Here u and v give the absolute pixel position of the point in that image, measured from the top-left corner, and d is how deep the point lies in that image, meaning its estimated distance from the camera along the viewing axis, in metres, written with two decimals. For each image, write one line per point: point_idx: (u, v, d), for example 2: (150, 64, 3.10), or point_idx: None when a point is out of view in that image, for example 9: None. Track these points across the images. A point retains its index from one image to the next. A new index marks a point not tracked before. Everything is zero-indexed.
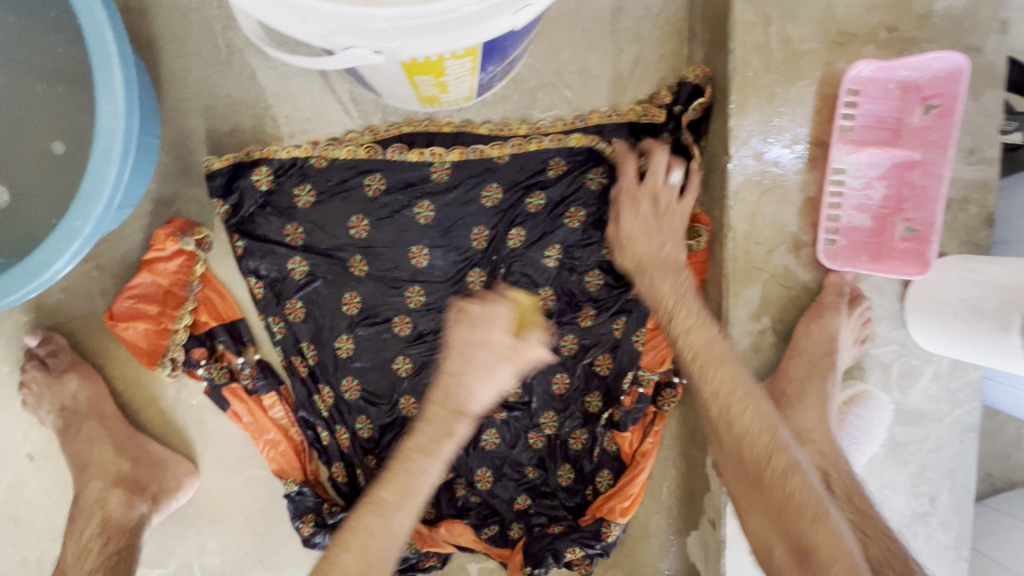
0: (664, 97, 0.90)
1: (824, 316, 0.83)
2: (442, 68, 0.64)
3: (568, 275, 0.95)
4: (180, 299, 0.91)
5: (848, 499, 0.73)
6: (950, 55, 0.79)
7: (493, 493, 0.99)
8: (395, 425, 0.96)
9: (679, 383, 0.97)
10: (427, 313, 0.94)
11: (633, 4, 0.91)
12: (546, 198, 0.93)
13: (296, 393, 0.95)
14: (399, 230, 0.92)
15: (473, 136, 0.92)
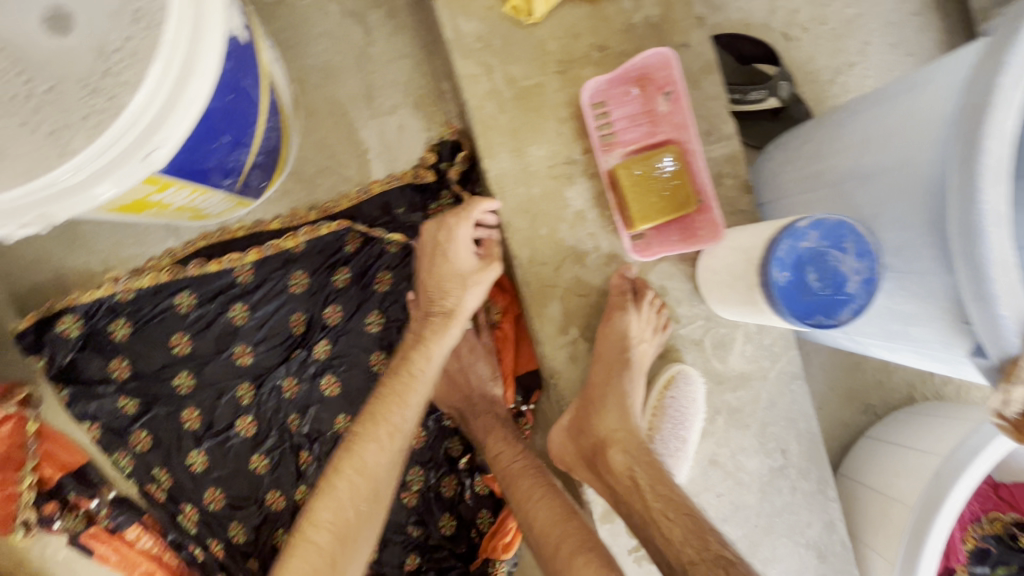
0: (429, 159, 0.98)
1: (615, 315, 0.87)
2: (156, 202, 0.71)
3: (394, 335, 1.00)
4: (18, 462, 0.91)
5: (655, 489, 0.74)
6: (655, 50, 0.87)
7: (381, 561, 1.00)
8: (267, 523, 0.98)
9: (528, 409, 1.00)
10: (263, 407, 0.98)
11: (382, 79, 0.99)
12: (351, 272, 0.98)
13: (159, 518, 0.96)
14: (220, 337, 0.97)
15: (267, 234, 0.98)
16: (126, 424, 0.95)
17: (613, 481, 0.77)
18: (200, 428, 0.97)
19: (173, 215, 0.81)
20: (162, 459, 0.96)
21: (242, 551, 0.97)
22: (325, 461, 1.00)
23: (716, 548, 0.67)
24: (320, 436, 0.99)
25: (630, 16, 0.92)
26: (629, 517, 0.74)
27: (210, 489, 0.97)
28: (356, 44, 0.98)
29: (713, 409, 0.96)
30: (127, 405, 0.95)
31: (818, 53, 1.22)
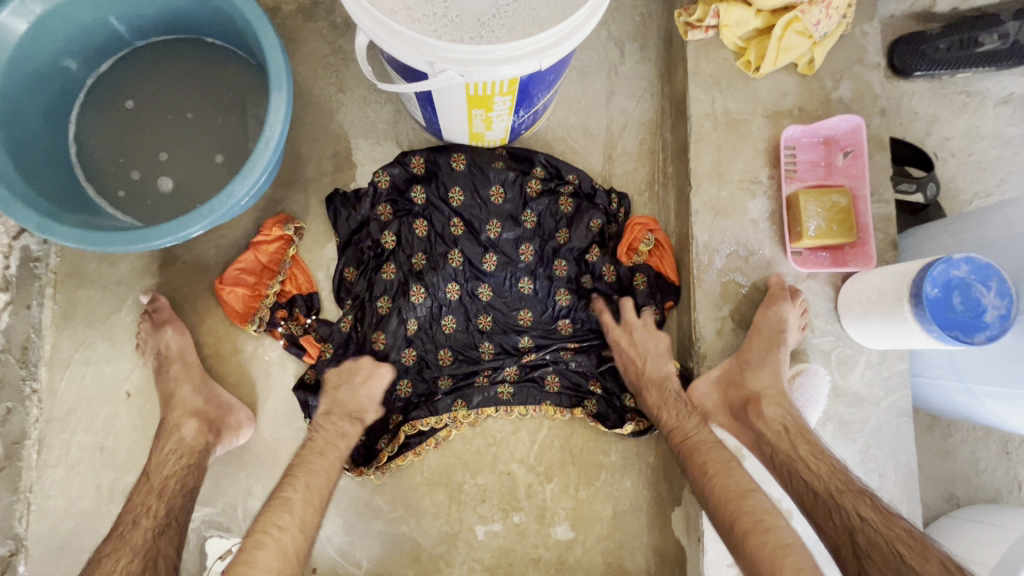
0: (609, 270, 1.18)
1: (774, 303, 1.05)
2: (491, 104, 0.98)
3: (541, 239, 1.19)
4: (273, 273, 1.18)
5: (802, 436, 0.92)
6: (849, 117, 1.13)
7: (527, 305, 1.18)
8: (434, 318, 1.17)
9: (672, 297, 1.18)
10: (460, 306, 1.17)
11: (621, 90, 1.30)
12: (534, 214, 1.19)
13: (386, 335, 1.15)
14: (436, 310, 1.17)
15: (453, 176, 1.18)
16: (370, 322, 1.16)
17: (764, 427, 0.94)
18: (414, 330, 1.16)
19: (467, 123, 1.07)
20: (412, 318, 1.16)
21: (349, 287, 1.18)
22: (493, 215, 1.18)
23: (857, 485, 0.84)
24: (508, 257, 1.18)
25: (829, 94, 1.20)
26: (773, 456, 0.91)
27: (416, 319, 1.16)
28: (611, 60, 1.30)
29: (827, 415, 1.10)
30: (381, 306, 1.16)
31: (960, 176, 1.46)
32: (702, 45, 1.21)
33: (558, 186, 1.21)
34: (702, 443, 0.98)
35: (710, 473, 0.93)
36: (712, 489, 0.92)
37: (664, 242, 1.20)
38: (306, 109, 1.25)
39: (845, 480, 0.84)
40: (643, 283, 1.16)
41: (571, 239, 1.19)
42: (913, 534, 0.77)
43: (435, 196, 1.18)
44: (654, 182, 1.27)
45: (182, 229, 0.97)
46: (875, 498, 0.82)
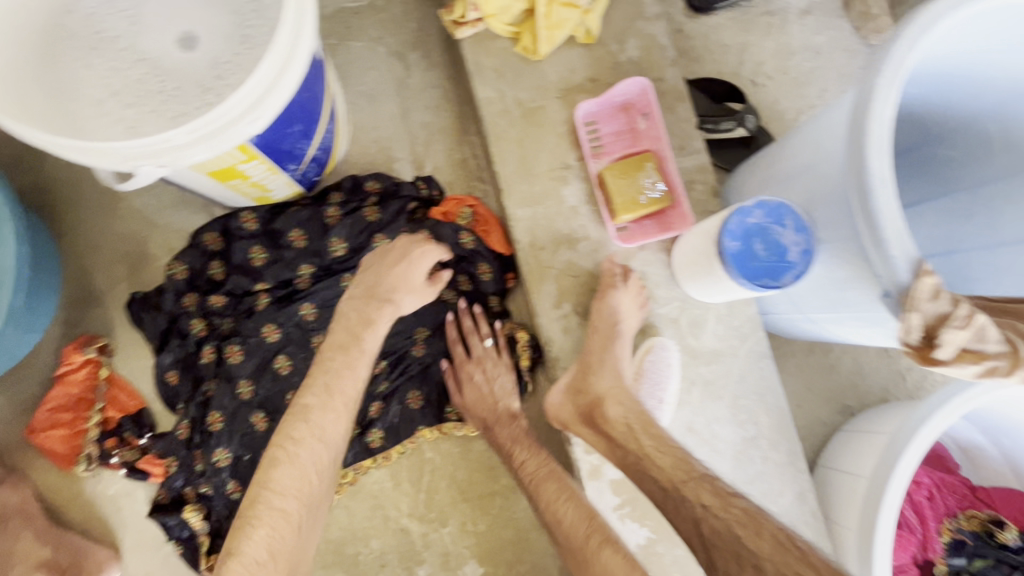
0: (424, 238, 1.12)
1: (606, 293, 1.03)
2: (240, 172, 0.89)
3: (357, 253, 1.12)
4: (90, 402, 1.08)
5: (647, 430, 0.89)
6: (635, 79, 1.11)
7: None
8: (274, 381, 1.12)
9: (512, 273, 1.16)
10: (301, 357, 1.14)
11: (416, 104, 1.23)
12: (344, 242, 1.11)
13: (224, 409, 1.09)
14: (275, 381, 1.12)
15: (243, 232, 1.11)
16: (206, 411, 1.08)
17: (610, 430, 0.91)
18: (253, 399, 1.11)
19: (239, 193, 0.99)
20: (247, 380, 1.11)
21: (176, 390, 1.10)
22: (300, 261, 1.11)
23: (700, 469, 0.83)
24: (333, 290, 1.13)
25: (617, 57, 1.16)
26: (626, 457, 0.88)
27: (247, 379, 1.11)
28: (397, 76, 1.23)
29: (690, 380, 1.09)
30: (209, 389, 1.09)
31: (783, 96, 1.46)
32: (476, 40, 1.14)
33: (359, 201, 1.13)
34: (554, 469, 1.01)
35: (559, 501, 0.97)
36: (559, 514, 0.96)
37: (485, 216, 1.16)
38: (81, 214, 1.14)
39: (688, 468, 0.83)
40: (469, 241, 1.13)
41: (391, 243, 1.13)
42: (749, 508, 0.77)
43: (233, 265, 1.11)
44: (474, 190, 1.21)
45: None
46: (716, 479, 0.81)
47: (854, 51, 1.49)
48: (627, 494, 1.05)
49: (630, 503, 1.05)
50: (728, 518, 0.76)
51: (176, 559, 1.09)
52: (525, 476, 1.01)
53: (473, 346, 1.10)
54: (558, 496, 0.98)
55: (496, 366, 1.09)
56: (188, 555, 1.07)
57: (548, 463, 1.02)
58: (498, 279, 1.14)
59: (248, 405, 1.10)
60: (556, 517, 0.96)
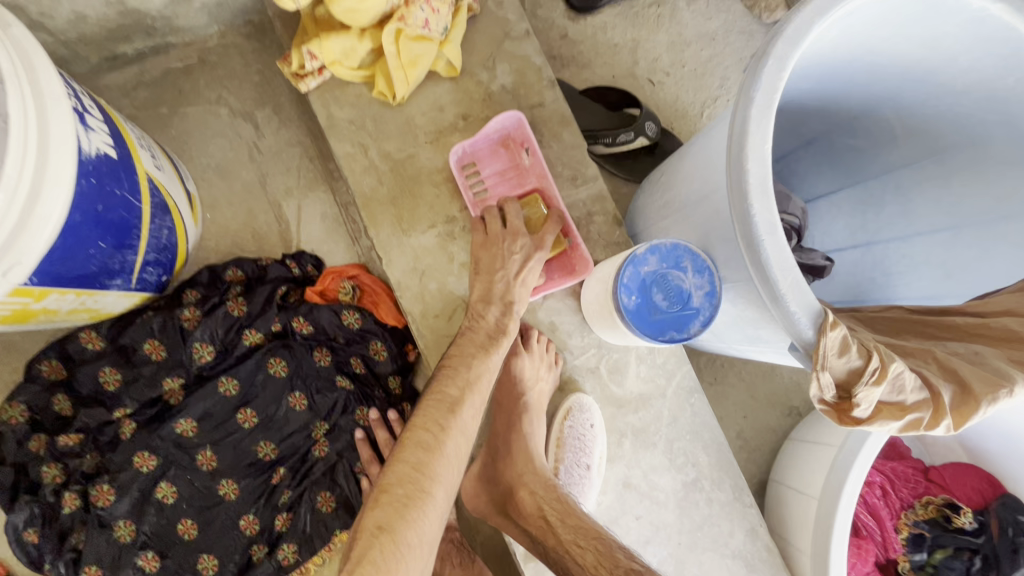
0: (302, 326, 1.00)
1: (508, 361, 0.91)
2: (41, 310, 0.74)
3: (229, 355, 0.99)
4: None
5: (564, 521, 0.79)
6: (508, 112, 0.98)
7: (262, 432, 1.01)
8: (157, 513, 0.98)
9: (411, 344, 1.04)
10: (185, 479, 0.99)
11: (275, 168, 1.08)
12: (210, 344, 0.98)
13: (102, 558, 0.94)
14: (160, 513, 0.98)
15: (88, 354, 0.95)
16: (79, 564, 0.94)
17: (526, 524, 0.81)
18: (135, 540, 0.96)
19: (61, 321, 0.84)
20: (123, 520, 0.96)
21: (38, 549, 0.94)
22: (162, 375, 0.97)
23: (625, 560, 0.72)
24: (209, 400, 0.99)
25: (488, 87, 1.04)
26: (545, 554, 0.78)
27: (124, 520, 0.96)
28: (248, 139, 1.08)
29: (619, 432, 1.00)
30: (79, 540, 0.95)
31: (684, 92, 1.37)
32: (325, 90, 1.00)
33: (220, 294, 0.99)
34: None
35: None
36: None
37: (372, 284, 1.04)
38: None
39: (609, 563, 0.72)
40: (355, 322, 1.00)
41: (266, 336, 1.00)
42: None
43: (84, 393, 0.95)
44: (357, 256, 1.08)
45: None
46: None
47: (751, 31, 1.41)
48: None
49: None
50: None
51: None
52: None
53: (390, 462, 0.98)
54: None
55: None
56: None
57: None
58: (395, 356, 1.02)
59: (130, 549, 0.96)
60: None
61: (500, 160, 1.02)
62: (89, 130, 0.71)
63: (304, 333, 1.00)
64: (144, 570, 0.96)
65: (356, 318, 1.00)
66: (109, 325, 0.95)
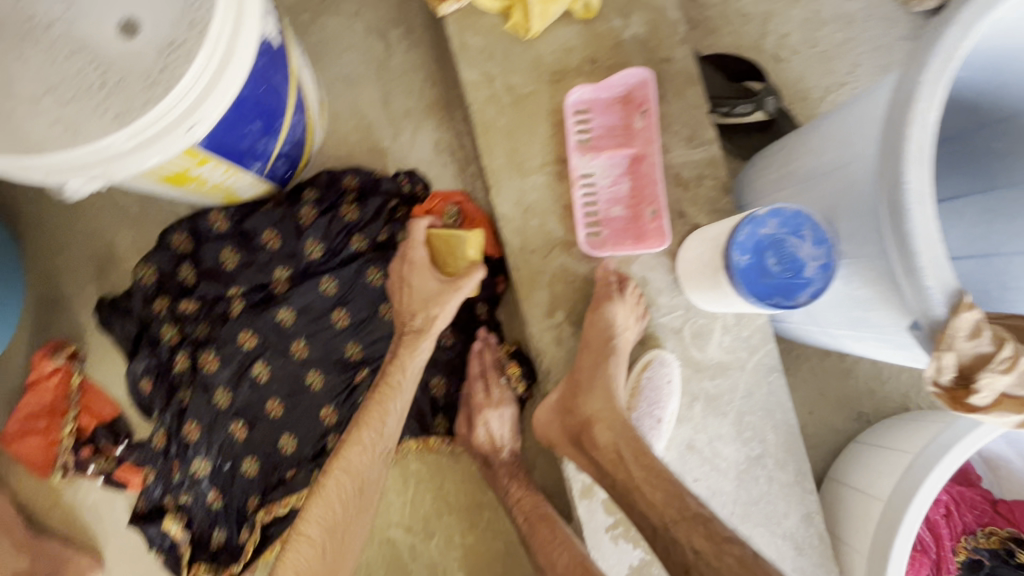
0: (406, 241, 1.05)
1: (602, 305, 0.94)
2: (195, 176, 0.82)
3: (336, 256, 1.05)
4: (63, 411, 1.04)
5: (638, 459, 0.81)
6: (636, 69, 0.99)
7: (353, 333, 1.08)
8: (251, 388, 1.06)
9: (502, 276, 1.07)
10: (278, 363, 1.07)
11: (399, 87, 1.12)
12: (323, 243, 1.04)
13: (202, 418, 1.04)
14: (253, 390, 1.06)
15: (214, 233, 1.03)
16: (182, 419, 1.04)
17: (599, 455, 0.84)
18: (230, 409, 1.05)
19: (200, 194, 0.91)
20: (221, 389, 1.05)
21: (151, 399, 1.06)
22: (274, 264, 1.04)
23: (696, 507, 0.75)
24: (310, 295, 1.05)
25: (620, 34, 1.03)
26: (614, 486, 0.82)
27: (224, 387, 1.05)
28: (377, 56, 1.12)
29: (691, 395, 1.01)
30: (185, 397, 1.05)
31: (809, 73, 1.31)
32: (462, 16, 1.02)
33: (335, 198, 1.05)
34: (547, 512, 0.96)
35: (551, 548, 0.90)
36: (554, 559, 0.87)
37: (472, 213, 1.06)
38: (44, 213, 1.07)
39: (681, 505, 0.75)
40: None
41: (372, 244, 1.05)
42: (748, 560, 0.67)
43: (205, 267, 1.04)
44: (461, 184, 1.11)
45: None
46: (712, 521, 0.73)
47: (894, 19, 1.33)
48: (620, 514, 1.00)
49: (624, 524, 1.00)
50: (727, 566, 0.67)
51: (157, 567, 1.07)
52: (521, 515, 0.96)
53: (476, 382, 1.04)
54: (553, 538, 0.91)
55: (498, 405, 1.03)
56: (171, 564, 1.05)
57: (545, 510, 0.96)
58: (486, 285, 1.06)
59: (225, 415, 1.05)
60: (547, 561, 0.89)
61: (613, 117, 1.02)
62: (266, 14, 0.75)
63: (407, 247, 1.05)
64: (234, 436, 1.06)
65: None
66: (236, 208, 1.03)
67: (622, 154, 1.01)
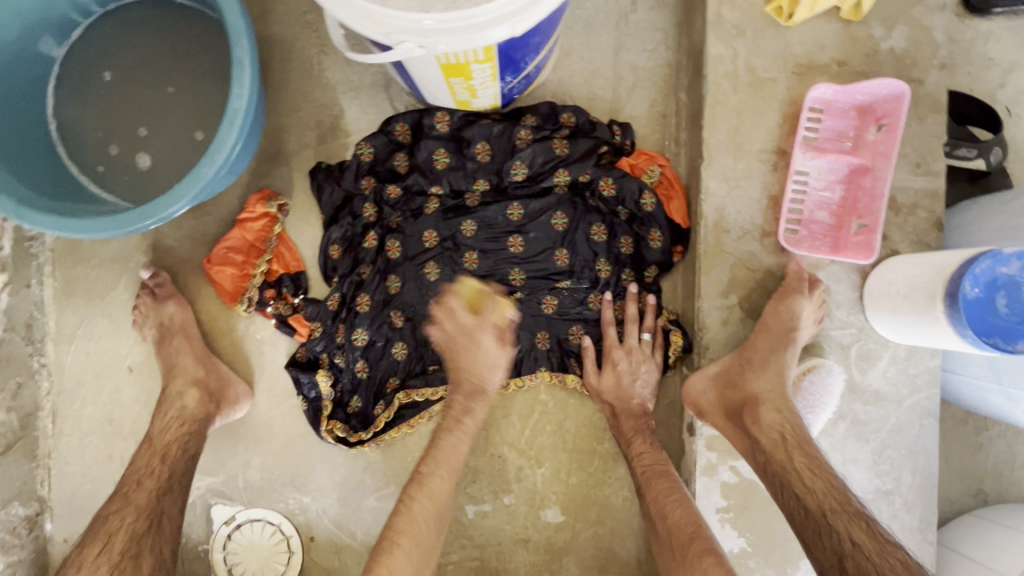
0: (605, 188, 1.09)
1: (790, 296, 0.97)
2: (468, 71, 0.88)
3: (534, 185, 1.11)
4: (260, 252, 1.16)
5: (800, 447, 0.87)
6: (894, 82, 0.95)
7: (523, 260, 1.12)
8: (419, 283, 1.13)
9: (682, 246, 1.09)
10: (447, 267, 1.13)
11: (632, 43, 1.14)
12: (526, 168, 1.10)
13: (374, 295, 1.13)
14: (419, 286, 1.13)
15: (432, 133, 1.11)
16: (357, 291, 1.14)
17: (760, 432, 0.90)
18: (395, 295, 1.13)
19: (449, 91, 0.97)
20: (395, 275, 1.13)
21: (336, 265, 1.15)
22: (479, 175, 1.11)
23: (855, 505, 0.81)
24: (497, 215, 1.11)
25: (878, 43, 1.02)
26: (766, 465, 0.88)
27: (398, 274, 1.13)
28: (621, 7, 1.14)
29: (840, 413, 1.01)
30: (365, 273, 1.14)
31: None
32: None
33: (551, 129, 1.10)
34: (666, 469, 1.00)
35: (665, 501, 0.95)
36: (671, 513, 0.93)
37: (671, 179, 1.10)
38: (288, 74, 1.17)
39: (840, 498, 0.81)
40: (649, 205, 1.08)
41: (570, 181, 1.09)
42: (909, 566, 0.74)
43: (417, 160, 1.11)
44: (665, 151, 1.14)
45: (161, 211, 0.95)
46: (871, 522, 0.79)
47: None
48: (735, 500, 1.02)
49: (735, 511, 1.02)
50: (886, 565, 0.74)
51: (299, 413, 1.19)
52: (639, 467, 1.01)
53: (629, 335, 1.09)
54: (667, 491, 0.96)
55: (647, 364, 1.08)
56: (311, 414, 1.16)
57: (662, 460, 1.01)
58: (665, 251, 1.09)
59: (391, 299, 1.13)
60: (663, 510, 0.94)
61: (846, 122, 1.01)
62: None
63: (603, 195, 1.09)
64: (393, 321, 1.13)
65: (649, 203, 1.08)
66: (462, 114, 1.10)
67: (846, 162, 0.99)
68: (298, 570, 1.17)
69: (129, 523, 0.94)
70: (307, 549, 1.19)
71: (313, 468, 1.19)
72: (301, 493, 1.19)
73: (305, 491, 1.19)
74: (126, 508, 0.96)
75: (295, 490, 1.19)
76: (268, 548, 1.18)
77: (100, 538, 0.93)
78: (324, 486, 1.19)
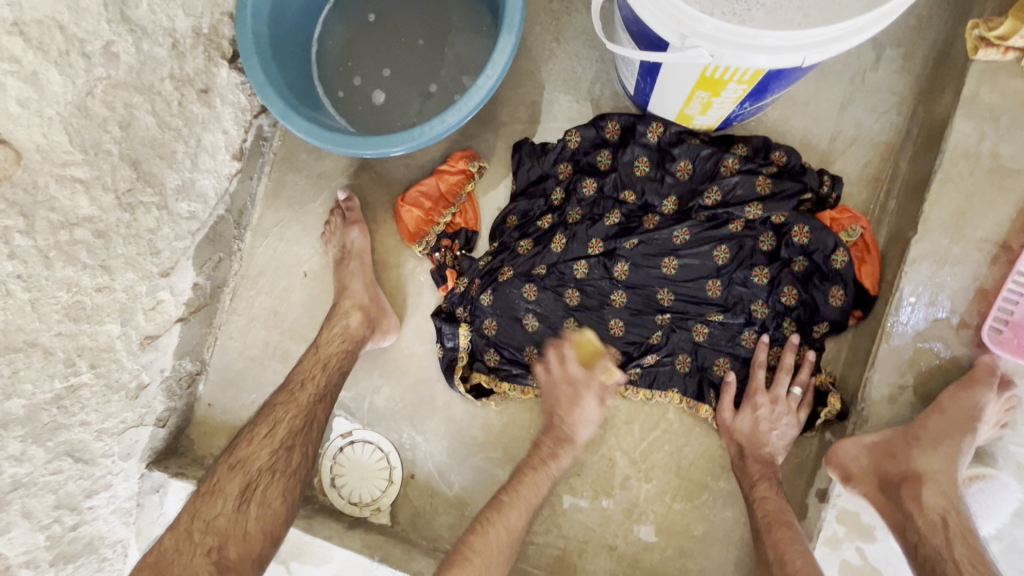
0: (797, 233, 1.07)
1: (977, 388, 0.92)
2: (721, 88, 0.91)
3: (720, 214, 1.11)
4: (448, 204, 1.24)
5: (964, 538, 0.84)
6: None
7: (672, 281, 1.12)
8: (565, 272, 1.16)
9: (860, 313, 1.07)
10: (597, 267, 1.15)
11: (863, 100, 1.13)
12: (720, 196, 1.11)
13: (518, 267, 1.18)
14: (560, 276, 1.16)
15: (640, 141, 1.15)
16: (507, 261, 1.19)
17: (919, 513, 0.87)
18: (541, 277, 1.17)
19: (683, 102, 1.01)
20: (544, 260, 1.17)
21: (504, 231, 1.22)
22: (672, 192, 1.14)
23: None
24: (663, 233, 1.12)
25: None
26: (916, 544, 0.86)
27: (549, 260, 1.16)
28: (862, 63, 1.13)
29: (997, 532, 0.94)
30: (522, 248, 1.18)
31: None
32: (991, 69, 1.00)
33: (760, 164, 1.11)
34: (789, 520, 0.98)
35: (787, 553, 0.93)
36: (794, 563, 0.91)
37: (869, 243, 1.08)
38: (519, 52, 1.26)
39: None
40: (840, 263, 1.06)
41: (761, 218, 1.09)
42: None
43: (619, 160, 1.16)
44: (866, 213, 1.11)
45: (394, 146, 1.05)
46: None
47: None
48: None
49: None
50: None
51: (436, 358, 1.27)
52: (761, 512, 0.99)
53: (778, 383, 1.07)
54: (789, 542, 0.94)
55: (790, 415, 1.06)
56: (445, 362, 1.22)
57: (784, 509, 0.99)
58: (845, 311, 1.06)
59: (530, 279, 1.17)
60: (784, 560, 0.92)
61: None
62: None
63: (795, 240, 1.08)
64: (524, 294, 1.17)
65: (840, 262, 1.06)
66: (677, 129, 1.12)
67: None
68: (392, 500, 1.24)
69: (289, 418, 1.05)
70: (404, 484, 1.25)
71: (433, 412, 1.26)
72: (415, 432, 1.26)
73: (419, 431, 1.26)
74: (289, 407, 1.06)
75: (410, 426, 1.26)
76: (371, 472, 1.25)
77: (267, 425, 1.04)
78: (437, 432, 1.25)
